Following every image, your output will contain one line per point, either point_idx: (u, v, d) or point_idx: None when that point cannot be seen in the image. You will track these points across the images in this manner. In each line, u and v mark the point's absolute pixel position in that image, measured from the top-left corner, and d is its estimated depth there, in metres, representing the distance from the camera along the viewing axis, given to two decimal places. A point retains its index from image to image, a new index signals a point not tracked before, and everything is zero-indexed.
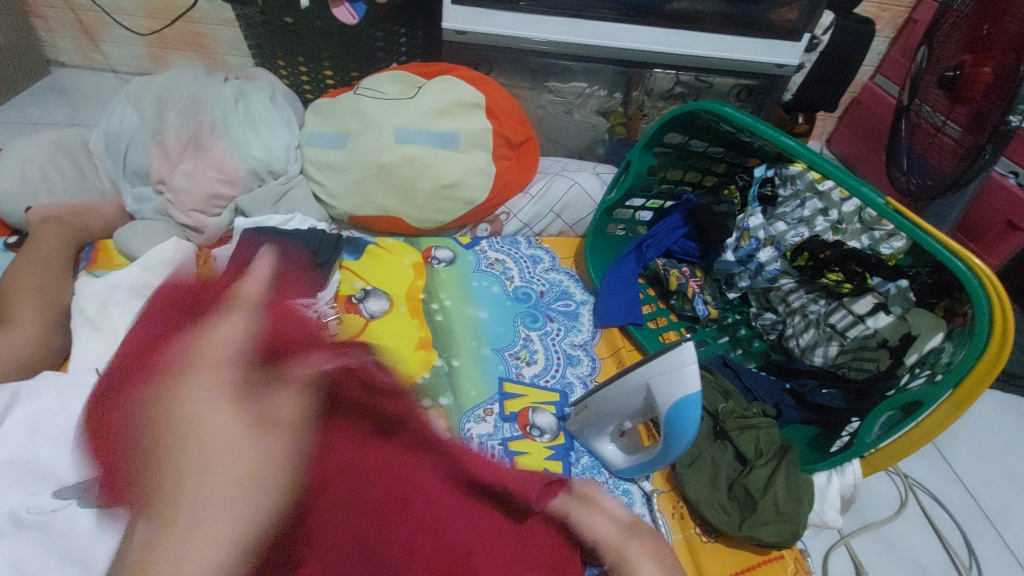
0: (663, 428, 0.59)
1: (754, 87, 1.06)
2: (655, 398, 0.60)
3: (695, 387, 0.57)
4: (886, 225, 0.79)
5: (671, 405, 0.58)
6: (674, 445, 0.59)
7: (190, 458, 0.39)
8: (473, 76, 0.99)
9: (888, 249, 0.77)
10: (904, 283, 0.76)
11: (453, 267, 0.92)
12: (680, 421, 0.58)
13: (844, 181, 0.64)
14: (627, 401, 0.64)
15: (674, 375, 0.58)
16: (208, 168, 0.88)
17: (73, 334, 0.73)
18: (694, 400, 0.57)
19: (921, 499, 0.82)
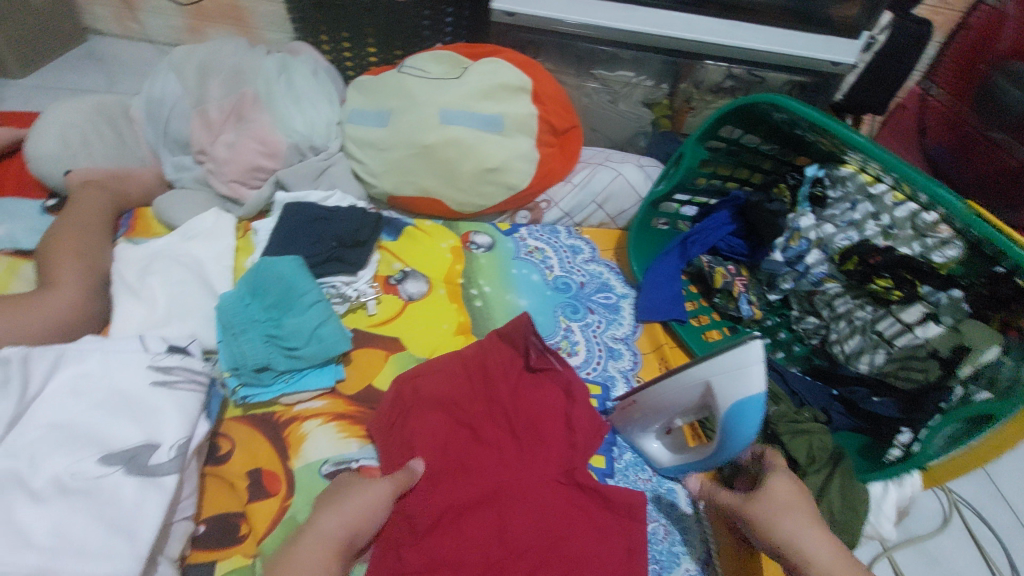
0: (720, 429, 0.58)
1: (807, 84, 1.02)
2: (713, 397, 0.58)
3: (760, 388, 0.54)
4: (939, 231, 0.73)
5: (732, 406, 0.56)
6: (730, 447, 0.57)
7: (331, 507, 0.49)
8: (520, 59, 0.97)
9: (941, 258, 0.73)
10: (957, 293, 0.72)
11: (493, 253, 0.89)
12: (739, 424, 0.56)
13: (921, 183, 0.65)
14: (679, 397, 0.62)
15: (736, 374, 0.56)
16: (251, 140, 0.87)
17: (113, 299, 0.73)
18: (756, 400, 0.55)
19: (966, 515, 0.80)
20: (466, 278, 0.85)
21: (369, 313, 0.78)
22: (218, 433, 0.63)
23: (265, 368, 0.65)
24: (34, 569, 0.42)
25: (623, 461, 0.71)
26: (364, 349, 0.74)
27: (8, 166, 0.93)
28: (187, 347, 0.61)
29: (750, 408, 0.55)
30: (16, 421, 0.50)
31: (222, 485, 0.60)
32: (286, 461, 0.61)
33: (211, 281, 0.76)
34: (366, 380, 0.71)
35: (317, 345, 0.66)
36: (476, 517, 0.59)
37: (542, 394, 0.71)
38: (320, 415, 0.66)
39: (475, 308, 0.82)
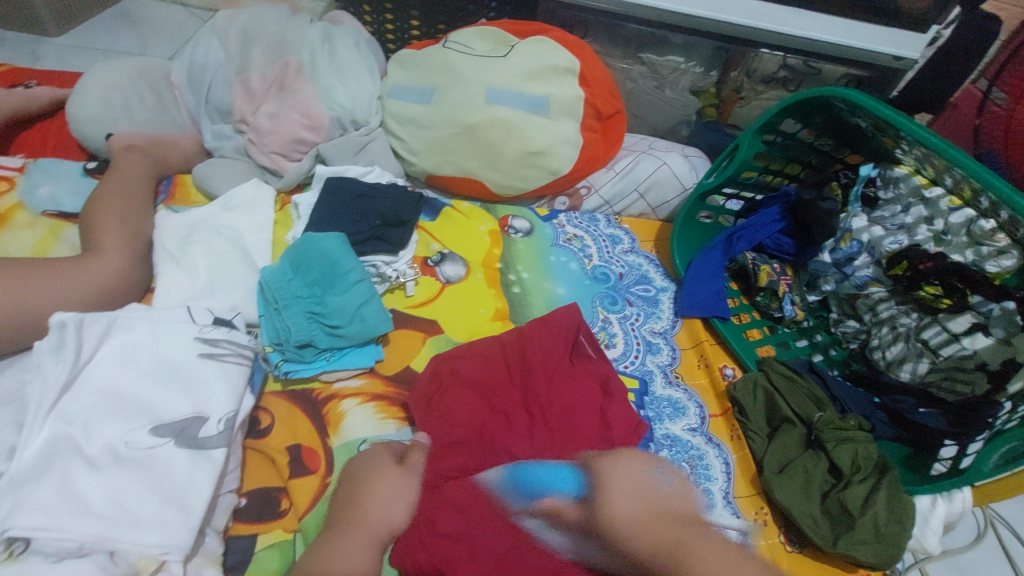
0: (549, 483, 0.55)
1: (864, 79, 0.98)
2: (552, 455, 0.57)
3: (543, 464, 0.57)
4: (998, 239, 0.71)
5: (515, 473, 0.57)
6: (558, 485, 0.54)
7: (362, 477, 0.54)
8: (568, 39, 0.94)
9: (995, 267, 0.72)
10: (1011, 304, 0.70)
11: (531, 238, 0.88)
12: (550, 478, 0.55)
13: (1003, 192, 0.62)
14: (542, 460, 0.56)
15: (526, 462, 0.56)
16: (293, 111, 0.86)
17: (155, 266, 0.72)
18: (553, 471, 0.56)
19: (1000, 532, 0.78)
20: (504, 263, 0.84)
21: (407, 294, 0.77)
22: (259, 406, 0.63)
23: (308, 345, 0.65)
24: (96, 536, 0.43)
25: (659, 458, 0.68)
26: (402, 330, 0.73)
27: (49, 126, 0.93)
28: (233, 320, 0.62)
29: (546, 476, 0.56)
30: (69, 386, 0.50)
31: (263, 459, 0.60)
32: (325, 439, 0.61)
33: (251, 253, 0.76)
34: (404, 361, 0.70)
35: (360, 324, 0.66)
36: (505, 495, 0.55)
37: (578, 383, 0.69)
38: (358, 395, 0.66)
39: (512, 295, 0.81)
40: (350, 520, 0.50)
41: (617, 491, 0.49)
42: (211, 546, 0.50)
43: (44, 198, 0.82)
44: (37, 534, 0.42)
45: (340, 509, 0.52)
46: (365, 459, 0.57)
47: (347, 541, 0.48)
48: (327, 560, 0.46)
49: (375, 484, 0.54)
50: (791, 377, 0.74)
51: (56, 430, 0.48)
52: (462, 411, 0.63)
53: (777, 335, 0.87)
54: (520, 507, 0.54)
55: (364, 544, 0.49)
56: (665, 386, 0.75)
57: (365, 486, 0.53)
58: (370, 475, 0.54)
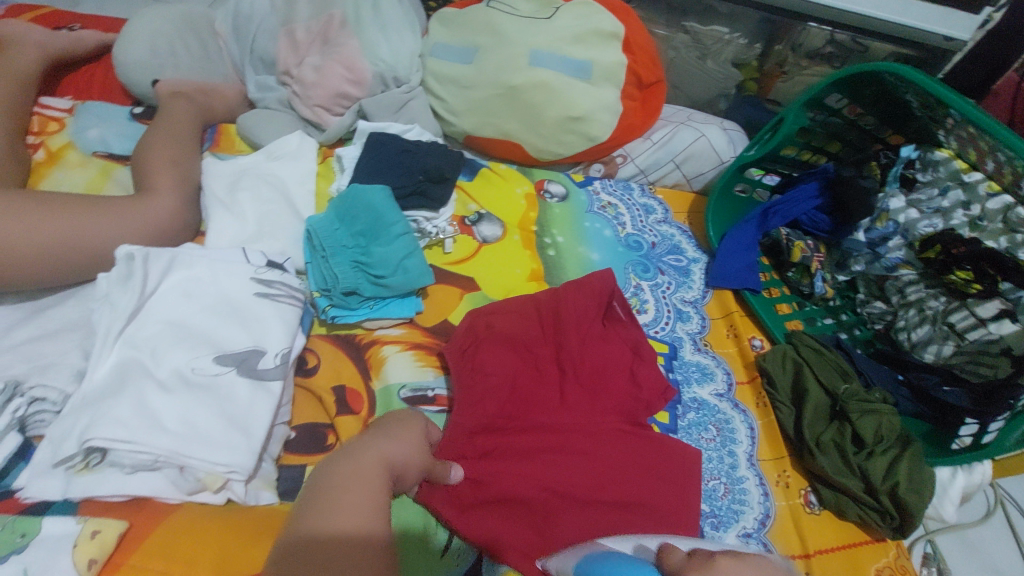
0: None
1: (912, 59, 0.97)
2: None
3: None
4: None
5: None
6: None
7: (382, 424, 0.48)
8: (614, 3, 0.93)
9: None
10: None
11: (567, 204, 0.89)
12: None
13: None
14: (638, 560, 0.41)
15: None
16: (338, 65, 0.86)
17: (204, 210, 0.74)
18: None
19: (1010, 511, 0.80)
20: (540, 226, 0.85)
21: (445, 251, 0.78)
22: (305, 347, 0.65)
23: (353, 293, 0.67)
24: (169, 451, 0.46)
25: (686, 419, 0.70)
26: (441, 285, 0.75)
27: (95, 69, 0.94)
28: (283, 264, 0.64)
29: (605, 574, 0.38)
30: (136, 314, 0.53)
31: (310, 398, 0.62)
32: (368, 381, 0.64)
33: (295, 203, 0.77)
34: (443, 314, 0.73)
35: (403, 275, 0.68)
36: (535, 447, 0.61)
37: (610, 345, 0.71)
38: (399, 342, 0.68)
39: (548, 257, 0.83)
40: (356, 456, 0.43)
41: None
42: (267, 471, 0.53)
43: (94, 139, 0.84)
44: (117, 445, 0.45)
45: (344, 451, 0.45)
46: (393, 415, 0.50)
47: (352, 485, 0.41)
48: (332, 498, 0.39)
49: (397, 429, 0.47)
50: (819, 349, 0.75)
51: (125, 354, 0.51)
52: (496, 366, 0.65)
53: (805, 311, 0.88)
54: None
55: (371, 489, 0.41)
56: (694, 352, 0.77)
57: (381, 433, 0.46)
58: (388, 425, 0.48)
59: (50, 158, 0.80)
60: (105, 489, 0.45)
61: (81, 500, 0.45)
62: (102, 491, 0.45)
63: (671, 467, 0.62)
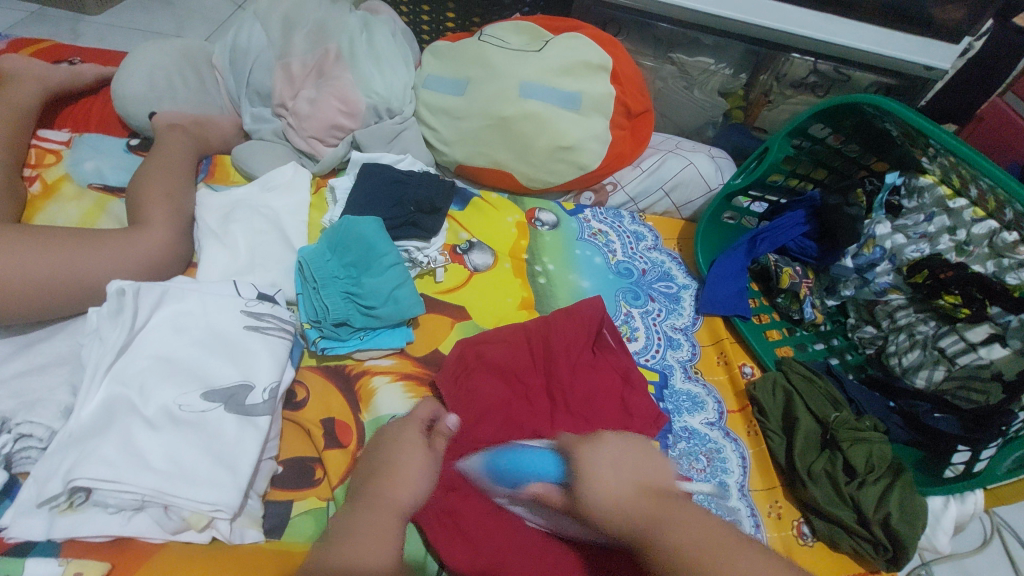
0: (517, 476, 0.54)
1: (894, 87, 1.00)
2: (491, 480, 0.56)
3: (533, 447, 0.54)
4: (1019, 252, 0.72)
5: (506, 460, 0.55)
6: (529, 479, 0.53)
7: (388, 448, 0.54)
8: (602, 38, 0.96)
9: (1016, 279, 0.73)
10: None
11: (557, 231, 0.91)
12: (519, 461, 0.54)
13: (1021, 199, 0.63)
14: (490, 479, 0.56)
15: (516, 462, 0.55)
16: (332, 97, 0.88)
17: (197, 242, 0.75)
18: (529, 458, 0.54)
19: (1007, 539, 0.79)
20: (530, 254, 0.87)
21: (436, 280, 0.79)
22: (295, 380, 0.65)
23: (343, 324, 0.67)
24: (154, 490, 0.46)
25: (677, 449, 0.69)
26: (431, 314, 0.75)
27: (92, 103, 0.96)
28: (272, 296, 0.64)
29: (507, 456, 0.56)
30: (125, 350, 0.53)
31: (300, 432, 0.62)
32: (357, 413, 0.64)
33: (288, 234, 0.78)
34: (432, 345, 0.72)
35: (393, 306, 0.68)
36: None
37: (600, 373, 0.71)
38: (389, 373, 0.68)
39: (538, 285, 0.83)
40: (372, 496, 0.49)
41: (596, 471, 0.47)
42: (253, 508, 0.53)
43: (90, 172, 0.85)
44: (102, 485, 0.45)
45: (359, 490, 0.50)
46: (389, 433, 0.56)
47: (370, 523, 0.46)
48: (350, 538, 0.44)
49: (399, 465, 0.52)
50: (810, 377, 0.75)
51: (112, 390, 0.51)
52: (486, 396, 0.65)
53: (795, 337, 0.88)
54: (502, 491, 0.56)
55: (389, 523, 0.47)
56: (685, 380, 0.77)
57: (391, 466, 0.51)
58: (394, 453, 0.53)
59: (45, 190, 0.81)
60: (88, 528, 0.45)
61: (64, 540, 0.45)
62: (84, 531, 0.45)
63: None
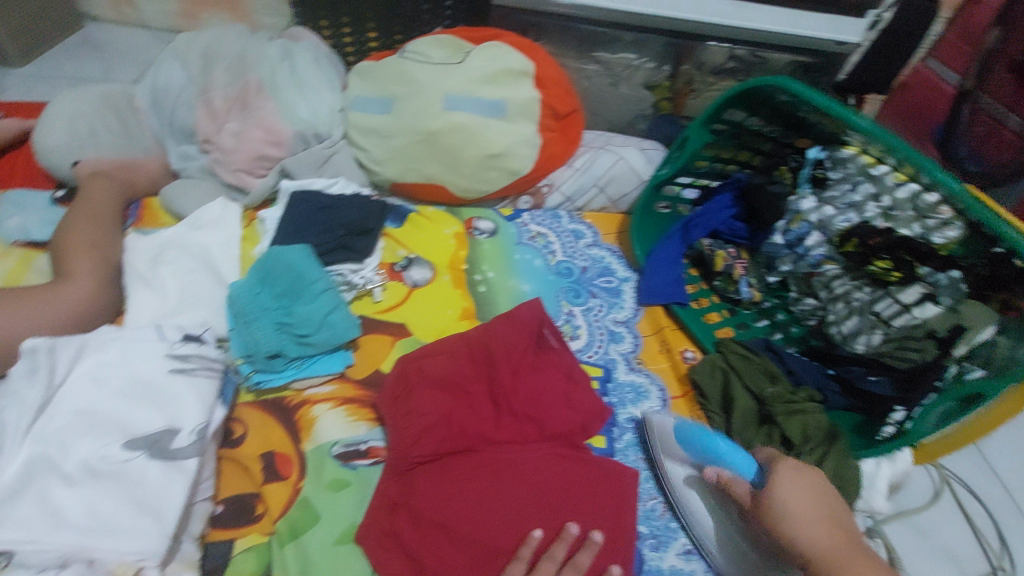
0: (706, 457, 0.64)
1: (811, 65, 1.03)
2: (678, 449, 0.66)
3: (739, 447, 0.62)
4: (942, 212, 0.72)
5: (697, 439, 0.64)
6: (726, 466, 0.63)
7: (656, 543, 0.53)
8: (522, 43, 0.97)
9: (942, 239, 0.72)
10: (956, 274, 0.72)
11: (496, 238, 0.91)
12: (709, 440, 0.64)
13: (930, 172, 0.64)
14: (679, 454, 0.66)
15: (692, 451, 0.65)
16: (255, 128, 0.88)
17: (126, 289, 0.74)
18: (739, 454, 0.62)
19: (956, 490, 0.81)
20: (470, 264, 0.87)
21: (375, 300, 0.78)
22: (232, 417, 0.65)
23: (277, 355, 0.67)
24: (74, 546, 0.46)
25: (623, 441, 0.71)
26: (371, 335, 0.75)
27: (16, 158, 0.94)
28: (202, 335, 0.63)
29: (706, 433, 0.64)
30: (44, 408, 0.53)
31: (237, 467, 0.62)
32: (297, 444, 0.63)
33: (220, 270, 0.78)
34: (374, 365, 0.72)
35: (327, 332, 0.68)
36: (470, 480, 0.59)
37: (545, 372, 0.71)
38: (329, 400, 0.68)
39: (479, 294, 0.84)
40: None
41: (797, 505, 0.54)
42: (188, 552, 0.54)
43: (15, 228, 0.83)
44: (20, 546, 0.45)
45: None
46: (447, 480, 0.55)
47: None
48: None
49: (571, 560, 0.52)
50: (746, 355, 0.76)
51: (34, 449, 0.50)
52: (427, 408, 0.63)
53: (737, 317, 0.91)
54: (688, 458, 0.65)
55: None
56: (628, 372, 0.78)
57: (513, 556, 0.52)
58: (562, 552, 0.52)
59: None
60: None
61: None
62: None
63: (608, 493, 0.62)
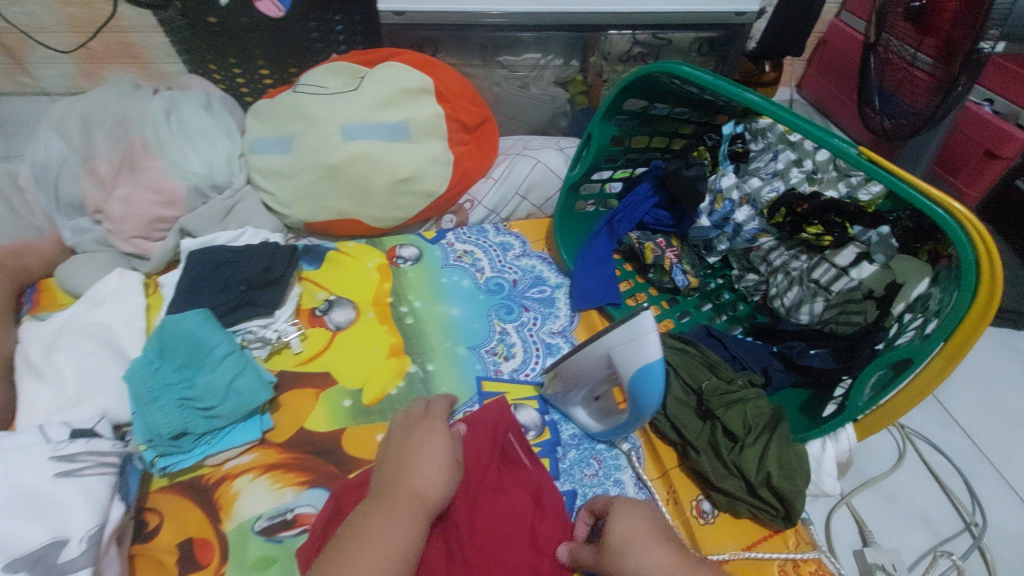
0: (627, 385, 0.58)
1: (715, 40, 1.01)
2: (616, 367, 0.59)
3: (656, 357, 0.55)
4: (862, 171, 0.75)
5: (634, 374, 0.57)
6: (636, 407, 0.59)
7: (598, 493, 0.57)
8: (419, 60, 0.92)
9: (867, 195, 0.74)
10: (886, 229, 0.73)
11: (420, 265, 0.88)
12: (646, 388, 0.56)
13: (812, 134, 0.58)
14: (592, 367, 0.62)
15: (603, 369, 0.62)
16: (146, 191, 0.83)
17: (18, 386, 0.68)
18: (653, 374, 0.55)
19: (919, 447, 0.79)
20: (395, 295, 0.83)
21: (295, 351, 0.74)
22: (145, 507, 0.60)
23: (184, 434, 0.62)
24: None
25: (568, 460, 0.68)
26: (293, 392, 0.70)
27: None
28: (93, 428, 0.61)
29: (655, 370, 0.55)
30: None
31: (150, 563, 0.56)
32: (218, 524, 0.59)
33: (124, 347, 0.72)
34: (297, 423, 0.68)
35: (235, 399, 0.63)
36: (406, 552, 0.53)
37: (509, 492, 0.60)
38: (251, 470, 0.64)
39: (406, 326, 0.79)
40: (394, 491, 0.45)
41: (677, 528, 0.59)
42: None
43: None
44: None
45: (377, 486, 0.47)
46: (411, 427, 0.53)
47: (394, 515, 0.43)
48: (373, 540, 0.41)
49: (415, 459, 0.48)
50: (682, 348, 0.73)
51: None
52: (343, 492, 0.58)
53: (679, 306, 0.88)
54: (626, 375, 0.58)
55: (410, 511, 0.44)
56: None
57: (407, 457, 0.48)
58: (410, 445, 0.50)
59: None
60: None
61: None
62: None
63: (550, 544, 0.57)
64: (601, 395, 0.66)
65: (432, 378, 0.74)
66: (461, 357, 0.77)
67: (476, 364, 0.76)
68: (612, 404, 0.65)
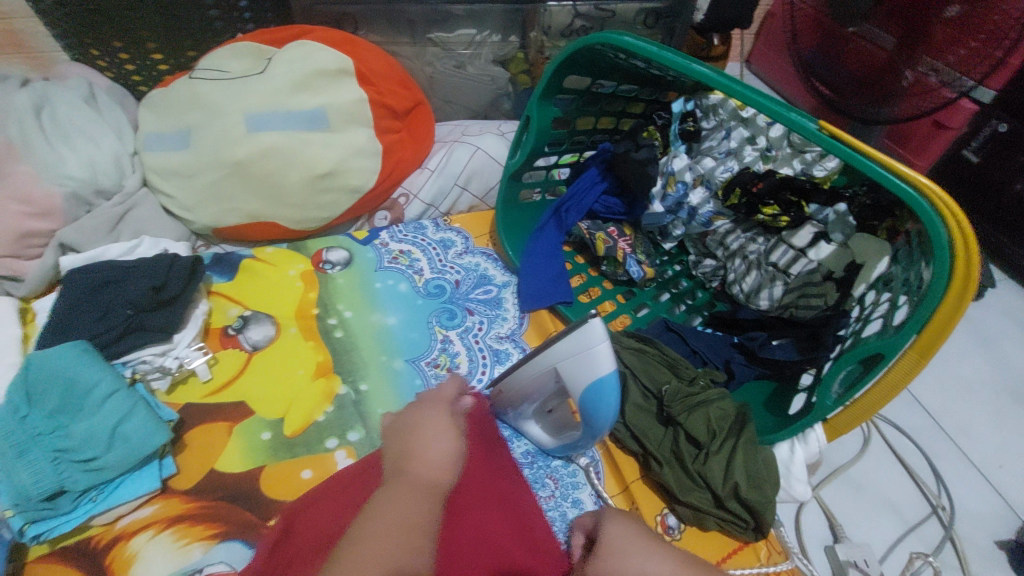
0: (578, 403, 0.52)
1: (661, 10, 0.94)
2: (565, 383, 0.52)
3: (609, 368, 0.49)
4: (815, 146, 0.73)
5: (586, 389, 0.51)
6: (590, 425, 0.53)
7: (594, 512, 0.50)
8: (336, 38, 0.82)
9: (822, 171, 0.71)
10: (842, 206, 0.69)
11: (351, 270, 0.79)
12: (600, 404, 0.51)
13: (769, 109, 0.52)
14: (539, 383, 0.55)
15: (549, 385, 0.55)
16: (7, 199, 0.69)
17: None
18: (608, 385, 0.50)
19: (883, 430, 0.76)
20: (322, 306, 0.74)
21: (203, 381, 0.65)
22: None
23: (60, 493, 0.52)
24: None
25: None
26: (202, 426, 0.62)
27: None
28: None
29: (607, 384, 0.50)
30: None
31: None
32: None
33: None
34: (206, 466, 0.59)
35: (124, 447, 0.53)
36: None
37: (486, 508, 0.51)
38: (151, 525, 0.54)
39: (335, 340, 0.71)
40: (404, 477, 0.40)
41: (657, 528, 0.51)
42: None
43: None
44: None
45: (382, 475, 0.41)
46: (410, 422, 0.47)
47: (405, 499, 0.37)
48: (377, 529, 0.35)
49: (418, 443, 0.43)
50: (641, 348, 0.67)
51: None
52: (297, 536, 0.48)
53: (633, 301, 0.82)
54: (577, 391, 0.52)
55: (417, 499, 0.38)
56: None
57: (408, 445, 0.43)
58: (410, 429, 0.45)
59: None
60: None
61: None
62: None
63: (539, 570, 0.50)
64: (552, 408, 0.59)
65: (366, 399, 0.66)
66: (398, 372, 0.69)
67: (416, 379, 0.68)
68: (565, 417, 0.59)
